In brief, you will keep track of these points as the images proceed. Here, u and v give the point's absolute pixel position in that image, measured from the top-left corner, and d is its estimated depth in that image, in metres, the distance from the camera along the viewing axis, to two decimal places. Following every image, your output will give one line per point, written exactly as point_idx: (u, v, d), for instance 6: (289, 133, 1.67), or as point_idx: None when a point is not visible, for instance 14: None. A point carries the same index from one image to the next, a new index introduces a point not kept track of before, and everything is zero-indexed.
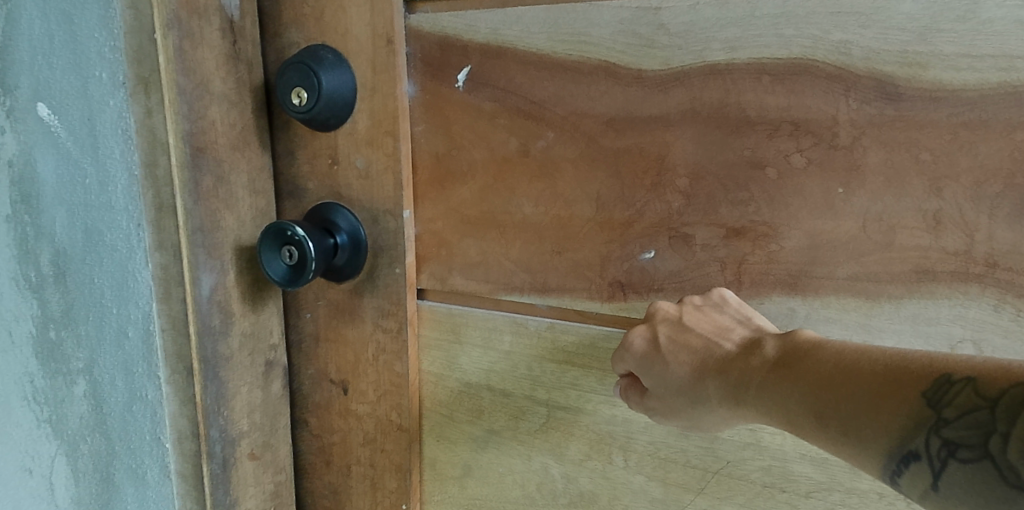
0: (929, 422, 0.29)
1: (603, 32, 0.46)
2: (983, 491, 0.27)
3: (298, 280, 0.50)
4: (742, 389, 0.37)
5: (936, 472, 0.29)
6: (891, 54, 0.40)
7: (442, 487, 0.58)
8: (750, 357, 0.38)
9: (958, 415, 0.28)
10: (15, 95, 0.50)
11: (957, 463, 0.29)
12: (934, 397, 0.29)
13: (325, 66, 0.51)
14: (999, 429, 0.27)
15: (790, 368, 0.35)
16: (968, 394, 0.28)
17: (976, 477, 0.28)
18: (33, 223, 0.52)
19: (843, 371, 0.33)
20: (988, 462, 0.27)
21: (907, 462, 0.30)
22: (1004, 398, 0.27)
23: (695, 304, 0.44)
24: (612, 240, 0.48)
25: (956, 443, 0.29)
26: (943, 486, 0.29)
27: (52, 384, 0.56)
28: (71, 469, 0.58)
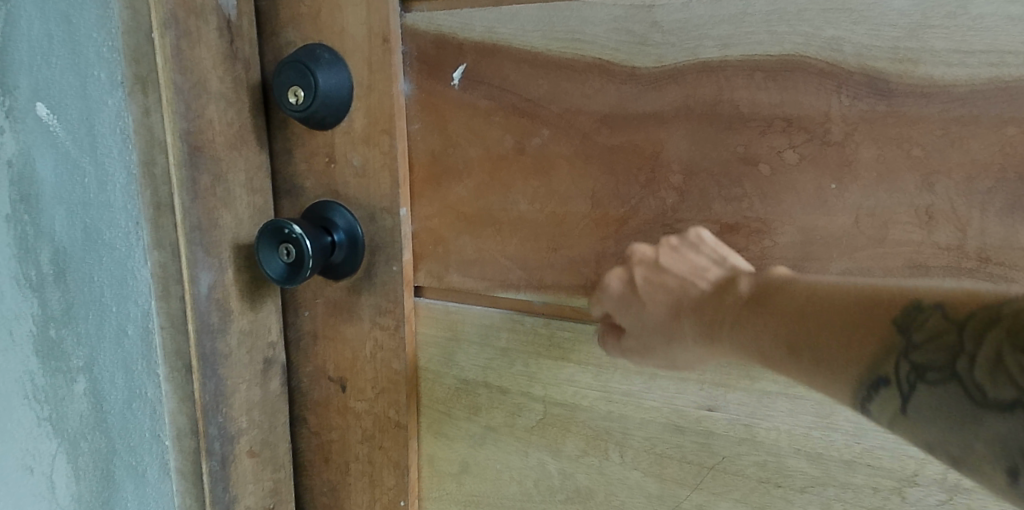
0: (898, 347, 0.31)
1: (597, 30, 0.46)
2: (947, 409, 0.29)
3: (295, 278, 0.51)
4: (716, 326, 0.40)
5: (904, 395, 0.31)
6: (882, 50, 0.40)
7: (440, 484, 0.59)
8: (723, 296, 0.40)
9: (925, 338, 0.30)
10: (15, 95, 0.51)
11: (925, 386, 0.30)
12: (905, 323, 0.32)
13: (322, 65, 0.51)
14: (966, 349, 0.29)
15: (761, 302, 0.38)
16: (937, 319, 0.30)
17: (942, 395, 0.30)
18: (33, 223, 0.53)
19: (814, 305, 0.35)
20: (954, 383, 0.29)
21: (878, 386, 0.32)
22: (969, 322, 0.30)
23: (670, 245, 0.45)
24: (608, 237, 0.49)
25: (924, 366, 0.31)
26: (911, 409, 0.31)
27: (52, 383, 0.56)
28: (72, 466, 0.59)
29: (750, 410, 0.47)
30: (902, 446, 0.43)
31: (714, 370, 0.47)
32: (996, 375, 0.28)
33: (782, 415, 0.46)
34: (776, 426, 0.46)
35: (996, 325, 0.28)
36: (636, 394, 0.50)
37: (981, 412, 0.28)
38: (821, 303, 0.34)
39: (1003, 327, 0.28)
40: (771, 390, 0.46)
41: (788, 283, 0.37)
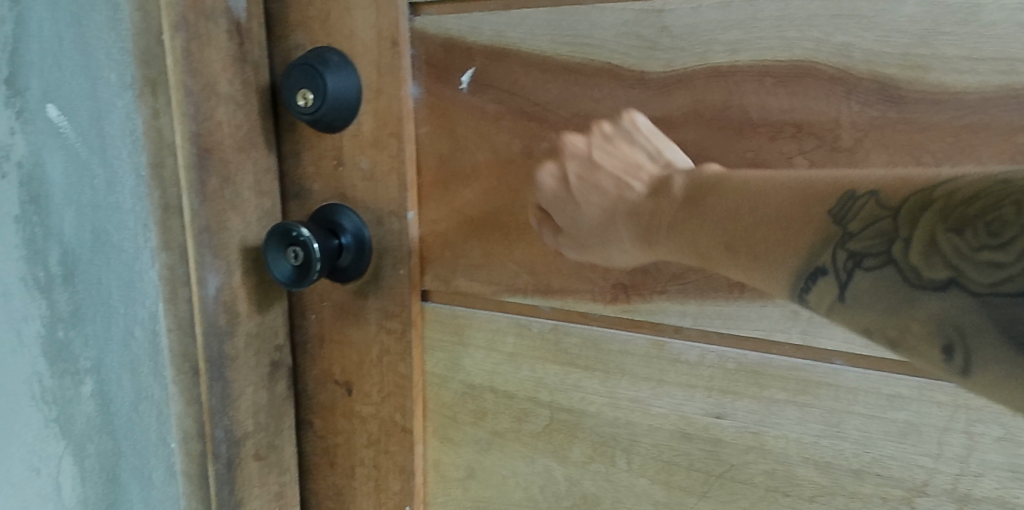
0: (836, 236, 0.34)
1: (606, 34, 0.46)
2: (885, 292, 0.32)
3: (303, 281, 0.50)
4: (653, 230, 0.45)
5: (842, 283, 0.33)
6: (893, 56, 0.40)
7: (445, 489, 0.58)
8: (660, 197, 0.45)
9: (862, 227, 0.33)
10: (24, 96, 0.51)
11: (862, 271, 0.33)
12: (840, 212, 0.34)
13: (331, 67, 0.52)
14: (902, 233, 0.31)
15: (698, 206, 0.42)
16: (871, 205, 0.33)
17: (879, 279, 0.32)
18: (42, 224, 0.53)
19: (748, 206, 0.38)
20: (890, 266, 0.32)
21: (815, 277, 0.34)
22: (903, 206, 0.32)
23: (602, 134, 0.47)
24: None
25: (861, 253, 0.33)
26: (848, 296, 0.33)
27: (60, 384, 0.56)
28: (78, 467, 0.59)
29: (757, 417, 0.47)
30: (911, 456, 0.43)
31: (722, 377, 0.47)
32: (931, 258, 0.30)
33: (790, 423, 0.46)
34: (784, 435, 0.46)
35: (930, 209, 0.31)
36: (643, 400, 0.50)
37: (917, 293, 0.30)
38: (759, 203, 0.38)
39: (937, 210, 0.30)
40: (779, 398, 0.46)
41: (717, 182, 0.41)
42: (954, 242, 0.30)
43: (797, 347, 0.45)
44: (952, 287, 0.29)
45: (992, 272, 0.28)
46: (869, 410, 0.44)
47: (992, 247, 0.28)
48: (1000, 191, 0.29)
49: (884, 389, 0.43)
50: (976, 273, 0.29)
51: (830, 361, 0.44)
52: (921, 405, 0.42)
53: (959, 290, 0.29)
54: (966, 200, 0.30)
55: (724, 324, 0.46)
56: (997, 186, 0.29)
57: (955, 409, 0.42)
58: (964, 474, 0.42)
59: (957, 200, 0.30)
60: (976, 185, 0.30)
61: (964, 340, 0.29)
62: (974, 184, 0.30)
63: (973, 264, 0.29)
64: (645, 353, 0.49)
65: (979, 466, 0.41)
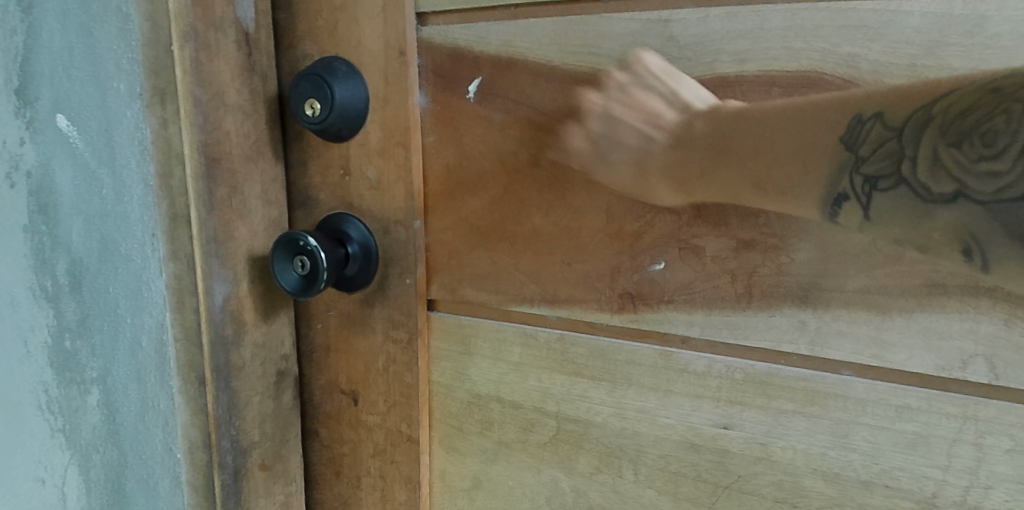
0: (851, 162, 0.37)
1: (613, 44, 0.46)
2: (901, 207, 0.35)
3: (310, 290, 0.50)
4: (690, 179, 0.45)
5: (864, 204, 0.37)
6: (899, 67, 0.40)
7: (451, 500, 0.58)
8: (685, 145, 0.45)
9: (871, 149, 0.36)
10: (34, 107, 0.49)
11: (878, 192, 0.36)
12: (849, 139, 0.37)
13: (339, 77, 0.52)
14: (908, 154, 0.35)
15: (721, 152, 0.43)
16: (878, 128, 0.36)
17: (893, 198, 0.35)
18: (50, 233, 0.52)
19: (764, 143, 0.40)
20: (902, 185, 0.35)
21: (841, 202, 0.38)
22: (907, 125, 0.35)
23: (618, 84, 0.47)
24: (623, 251, 0.48)
25: (874, 176, 0.36)
26: (872, 214, 0.37)
27: (66, 395, 0.55)
28: (83, 479, 0.58)
29: (765, 428, 0.46)
30: (921, 468, 0.43)
31: (729, 387, 0.47)
32: (937, 172, 0.33)
33: (798, 434, 0.45)
34: (792, 446, 0.46)
35: (929, 126, 0.34)
36: (650, 410, 0.49)
37: (931, 205, 0.34)
38: (769, 136, 0.40)
39: (936, 128, 0.33)
40: (787, 409, 0.45)
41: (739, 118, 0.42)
42: (955, 155, 0.33)
43: (804, 358, 0.45)
44: (960, 198, 0.32)
45: (992, 180, 0.31)
46: (877, 422, 0.43)
47: (990, 157, 0.31)
48: (994, 101, 0.32)
49: (892, 400, 0.43)
50: (978, 183, 0.32)
51: (838, 372, 0.44)
52: (930, 416, 0.42)
53: (967, 199, 0.32)
54: (961, 113, 0.32)
55: (732, 335, 0.46)
56: (988, 96, 0.32)
57: (964, 421, 0.41)
58: (974, 487, 0.41)
59: (953, 113, 0.33)
60: (970, 97, 0.32)
61: (977, 241, 0.33)
62: (968, 97, 0.32)
63: (975, 175, 0.32)
64: (652, 363, 0.49)
65: (989, 478, 0.41)
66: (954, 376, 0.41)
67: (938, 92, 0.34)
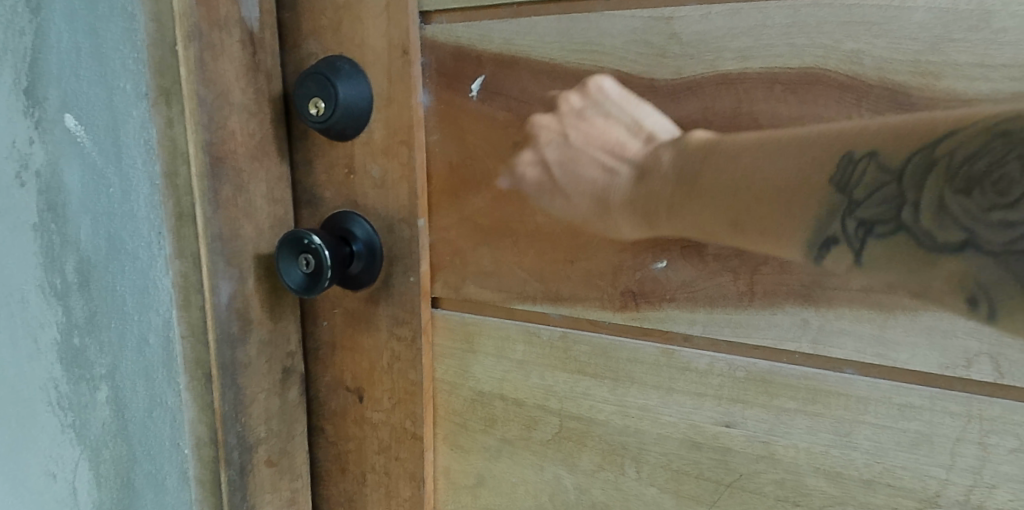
0: (845, 207, 0.41)
1: (615, 41, 0.46)
2: (903, 252, 0.40)
3: (314, 288, 0.51)
4: (653, 212, 0.47)
5: (857, 249, 0.41)
6: (903, 63, 0.40)
7: (455, 497, 0.58)
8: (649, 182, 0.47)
9: (866, 194, 0.41)
10: (43, 106, 0.51)
11: (874, 237, 0.41)
12: (841, 181, 0.41)
13: (342, 76, 0.52)
14: (909, 198, 0.40)
15: (694, 188, 0.45)
16: (869, 171, 0.41)
17: (892, 243, 0.40)
18: (59, 232, 0.54)
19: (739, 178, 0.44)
20: (902, 232, 0.40)
21: (829, 245, 0.42)
22: (908, 166, 0.40)
23: (574, 109, 0.49)
24: (625, 249, 0.48)
25: (870, 220, 0.41)
26: (865, 258, 0.41)
27: (76, 390, 0.57)
28: (93, 473, 0.60)
29: (767, 426, 0.46)
30: (924, 467, 0.42)
31: (731, 385, 0.47)
32: (943, 220, 0.39)
33: (800, 433, 0.45)
34: (794, 444, 0.46)
35: (936, 168, 0.39)
36: (653, 408, 0.49)
37: (936, 255, 0.39)
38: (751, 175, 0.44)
39: (941, 172, 0.39)
40: (789, 408, 0.45)
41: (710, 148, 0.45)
42: (964, 202, 0.38)
43: (807, 356, 0.44)
44: (968, 248, 0.38)
45: (1006, 229, 0.37)
46: (881, 420, 0.43)
47: (1003, 204, 0.37)
48: (1001, 146, 0.37)
49: (895, 399, 0.42)
50: (989, 233, 0.38)
51: (842, 370, 0.44)
52: (934, 415, 0.42)
53: (974, 250, 0.38)
54: (967, 159, 0.38)
55: (735, 333, 0.46)
56: (995, 139, 0.38)
57: (968, 420, 0.41)
58: (977, 486, 0.41)
59: (959, 160, 0.38)
60: (975, 142, 0.38)
61: (987, 294, 0.38)
62: (970, 141, 0.38)
63: (987, 224, 0.38)
64: (654, 361, 0.49)
65: (993, 478, 0.41)
66: (959, 375, 0.41)
67: (934, 135, 0.39)
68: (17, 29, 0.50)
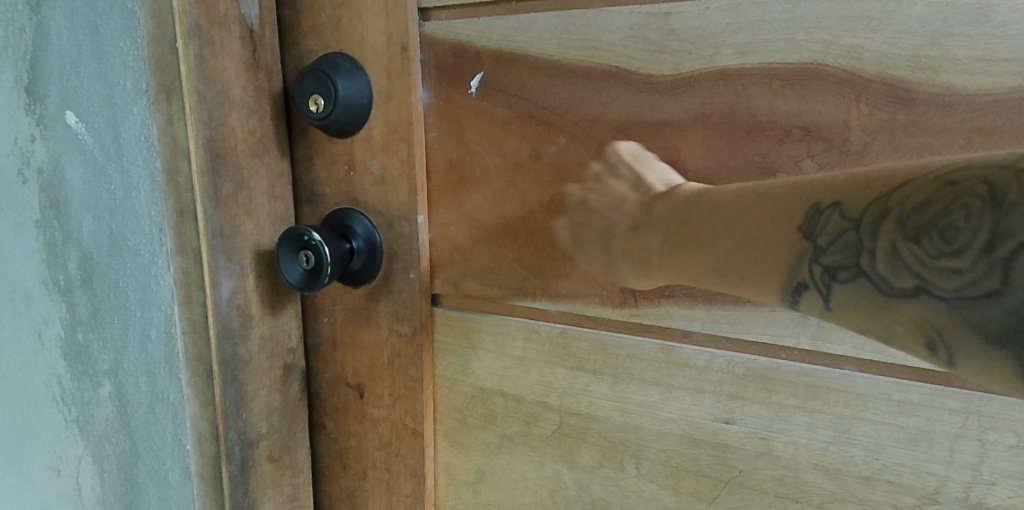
0: (811, 251, 0.36)
1: (613, 37, 0.46)
2: (865, 299, 0.34)
3: (314, 285, 0.51)
4: (649, 261, 0.46)
5: (824, 295, 0.35)
6: (903, 58, 0.39)
7: (456, 493, 0.59)
8: (648, 233, 0.46)
9: (829, 240, 0.35)
10: (43, 103, 0.51)
11: (838, 284, 0.35)
12: (808, 229, 0.36)
13: (341, 73, 0.52)
14: (866, 245, 0.33)
15: (682, 238, 0.44)
16: (835, 218, 0.34)
17: (854, 288, 0.34)
18: (60, 229, 0.53)
19: (724, 227, 0.40)
20: (863, 278, 0.33)
21: (801, 292, 0.37)
22: (864, 216, 0.33)
23: (596, 174, 0.48)
24: (630, 254, 0.47)
25: (833, 267, 0.35)
26: (834, 305, 0.35)
27: (79, 386, 0.57)
28: (96, 468, 0.60)
29: (766, 422, 0.46)
30: (923, 463, 0.42)
31: (730, 382, 0.47)
32: (897, 267, 0.32)
33: (800, 429, 0.45)
34: (794, 440, 0.45)
35: (887, 217, 0.32)
36: (652, 405, 0.49)
37: (893, 299, 0.32)
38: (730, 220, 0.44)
39: (892, 218, 0.32)
40: (788, 404, 0.45)
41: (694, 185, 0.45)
42: (912, 248, 0.31)
43: (806, 352, 0.44)
44: (922, 293, 0.31)
45: (954, 278, 0.29)
46: (880, 417, 0.43)
47: (950, 253, 0.30)
48: (951, 192, 0.30)
49: (894, 395, 0.42)
50: (939, 279, 0.30)
51: (840, 366, 0.44)
52: (933, 411, 0.42)
53: (929, 295, 0.30)
54: (918, 207, 0.31)
55: (733, 329, 0.46)
56: (942, 187, 0.30)
57: (968, 416, 0.41)
58: (977, 482, 0.41)
59: (909, 206, 0.31)
60: (923, 188, 0.31)
61: (942, 339, 0.30)
62: (924, 189, 0.31)
63: (937, 272, 0.30)
64: (653, 357, 0.49)
65: (992, 474, 0.41)
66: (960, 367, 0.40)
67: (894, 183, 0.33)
68: (16, 25, 0.49)
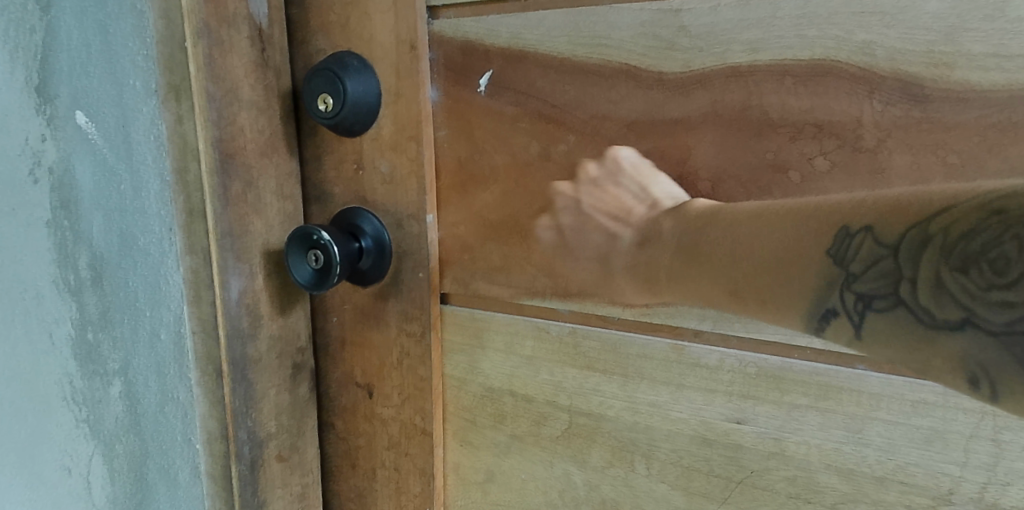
0: (841, 278, 0.36)
1: (623, 35, 0.46)
2: (902, 330, 0.34)
3: (323, 284, 0.51)
4: (656, 277, 0.47)
5: (858, 322, 0.36)
6: (917, 54, 0.39)
7: (465, 493, 0.58)
8: (655, 248, 0.46)
9: (864, 268, 0.35)
10: (54, 104, 0.52)
11: (874, 311, 0.35)
12: (837, 255, 0.36)
13: (350, 72, 0.52)
14: (906, 275, 0.33)
15: (698, 254, 0.43)
16: (869, 246, 0.34)
17: (889, 319, 0.34)
18: (72, 228, 0.54)
19: (742, 247, 0.40)
20: (901, 307, 0.33)
21: (830, 317, 0.37)
22: (901, 243, 0.33)
23: (590, 178, 0.49)
24: (647, 279, 0.47)
25: (869, 294, 0.35)
26: (865, 332, 0.36)
27: (90, 385, 0.58)
28: (107, 467, 0.61)
29: (777, 422, 0.46)
30: (937, 464, 0.42)
31: (742, 381, 0.46)
32: (941, 297, 0.32)
33: (812, 429, 0.45)
34: (806, 441, 0.45)
35: (931, 245, 0.32)
36: (662, 405, 0.49)
37: (935, 331, 0.32)
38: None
39: (936, 248, 0.32)
40: (801, 405, 0.45)
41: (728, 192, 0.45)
42: (960, 281, 0.31)
43: (819, 352, 0.44)
44: (968, 326, 0.30)
45: (1005, 311, 0.29)
46: (893, 417, 0.43)
47: (1001, 285, 0.29)
48: (996, 225, 0.29)
49: (908, 395, 0.42)
50: (987, 313, 0.30)
51: (854, 366, 0.43)
52: (948, 412, 0.41)
53: (975, 328, 0.30)
54: (961, 236, 0.30)
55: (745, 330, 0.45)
56: (992, 219, 0.30)
57: (983, 417, 0.40)
58: (992, 483, 0.41)
59: (954, 237, 0.31)
60: (969, 218, 0.30)
61: (987, 372, 0.30)
62: (969, 218, 0.30)
63: (985, 304, 0.30)
64: (664, 357, 0.49)
65: (1008, 475, 0.40)
66: None
67: (932, 209, 0.32)
68: (27, 26, 0.50)
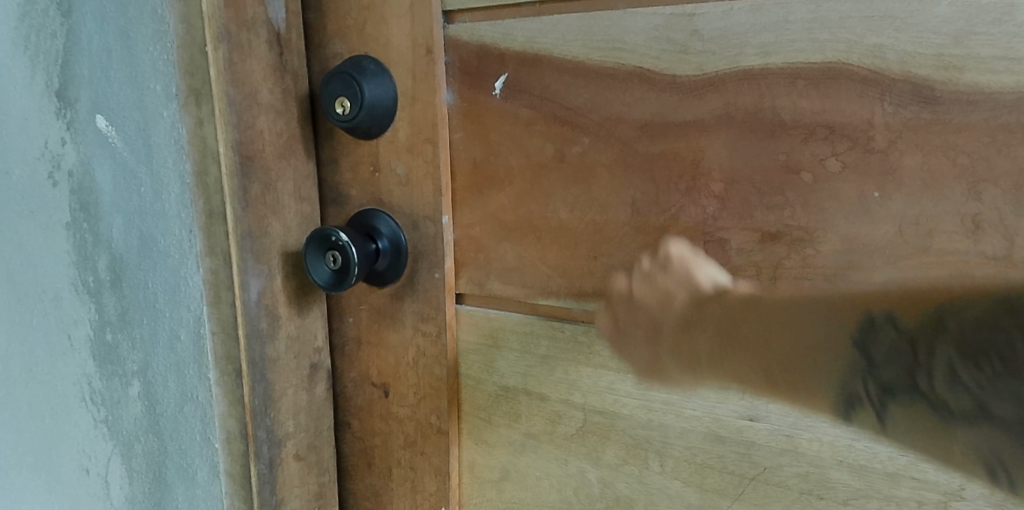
0: (861, 370, 0.39)
1: (637, 39, 0.47)
2: (920, 421, 0.36)
3: (341, 285, 0.52)
4: (697, 360, 0.47)
5: (878, 412, 0.39)
6: (927, 57, 0.40)
7: (480, 490, 0.59)
8: (695, 332, 0.47)
9: (880, 357, 0.38)
10: (74, 108, 0.53)
11: (890, 400, 0.38)
12: (861, 336, 0.39)
13: (367, 75, 0.53)
14: (923, 363, 0.36)
15: (731, 338, 0.45)
16: (887, 330, 0.38)
17: (907, 406, 0.37)
18: (92, 230, 0.55)
19: (777, 332, 0.43)
20: (913, 398, 0.36)
21: (853, 405, 0.40)
22: (912, 330, 0.37)
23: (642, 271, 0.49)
24: (681, 348, 0.48)
25: (890, 386, 0.38)
26: (888, 423, 0.39)
27: (108, 386, 0.59)
28: (126, 467, 0.61)
29: (790, 420, 0.46)
30: None
31: None
32: (956, 386, 0.34)
33: (824, 426, 0.46)
34: (819, 437, 0.46)
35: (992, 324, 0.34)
36: (676, 403, 0.50)
37: (947, 420, 0.35)
38: (783, 221, 0.45)
39: (952, 341, 0.35)
40: None
41: (744, 187, 0.45)
42: (973, 375, 0.34)
43: None
44: (985, 420, 0.33)
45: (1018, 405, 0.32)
46: None
47: (1001, 371, 0.33)
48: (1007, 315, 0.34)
49: None
50: (1000, 402, 0.33)
51: None
52: None
53: (991, 423, 0.33)
54: (979, 328, 0.34)
55: None
56: (1005, 311, 0.34)
57: None
58: (1002, 479, 0.41)
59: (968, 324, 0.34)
60: (976, 317, 0.34)
61: (1005, 464, 0.33)
62: (978, 307, 0.35)
63: (998, 393, 0.33)
64: None
65: None
66: None
67: (944, 298, 0.36)
68: (48, 31, 0.52)
